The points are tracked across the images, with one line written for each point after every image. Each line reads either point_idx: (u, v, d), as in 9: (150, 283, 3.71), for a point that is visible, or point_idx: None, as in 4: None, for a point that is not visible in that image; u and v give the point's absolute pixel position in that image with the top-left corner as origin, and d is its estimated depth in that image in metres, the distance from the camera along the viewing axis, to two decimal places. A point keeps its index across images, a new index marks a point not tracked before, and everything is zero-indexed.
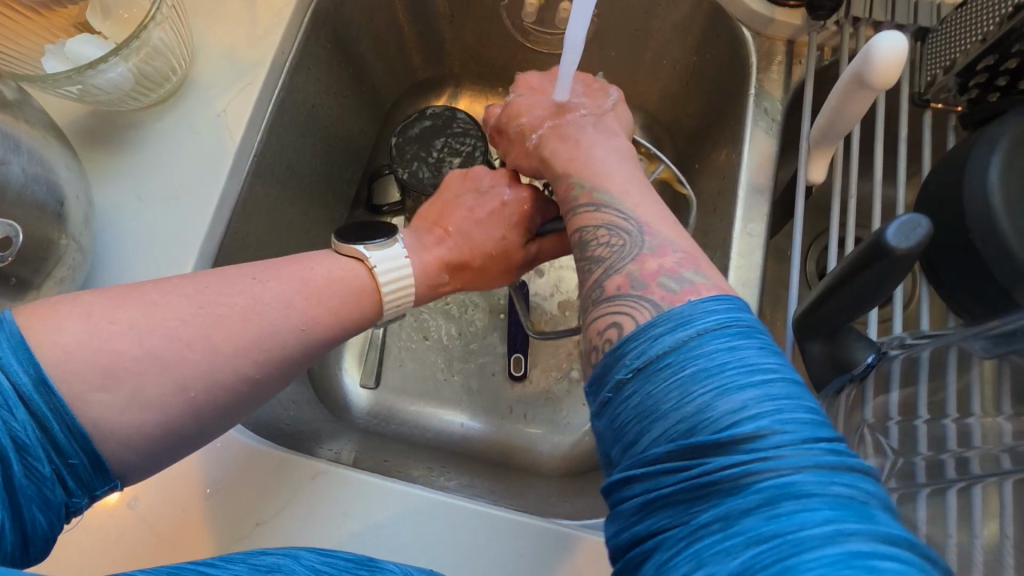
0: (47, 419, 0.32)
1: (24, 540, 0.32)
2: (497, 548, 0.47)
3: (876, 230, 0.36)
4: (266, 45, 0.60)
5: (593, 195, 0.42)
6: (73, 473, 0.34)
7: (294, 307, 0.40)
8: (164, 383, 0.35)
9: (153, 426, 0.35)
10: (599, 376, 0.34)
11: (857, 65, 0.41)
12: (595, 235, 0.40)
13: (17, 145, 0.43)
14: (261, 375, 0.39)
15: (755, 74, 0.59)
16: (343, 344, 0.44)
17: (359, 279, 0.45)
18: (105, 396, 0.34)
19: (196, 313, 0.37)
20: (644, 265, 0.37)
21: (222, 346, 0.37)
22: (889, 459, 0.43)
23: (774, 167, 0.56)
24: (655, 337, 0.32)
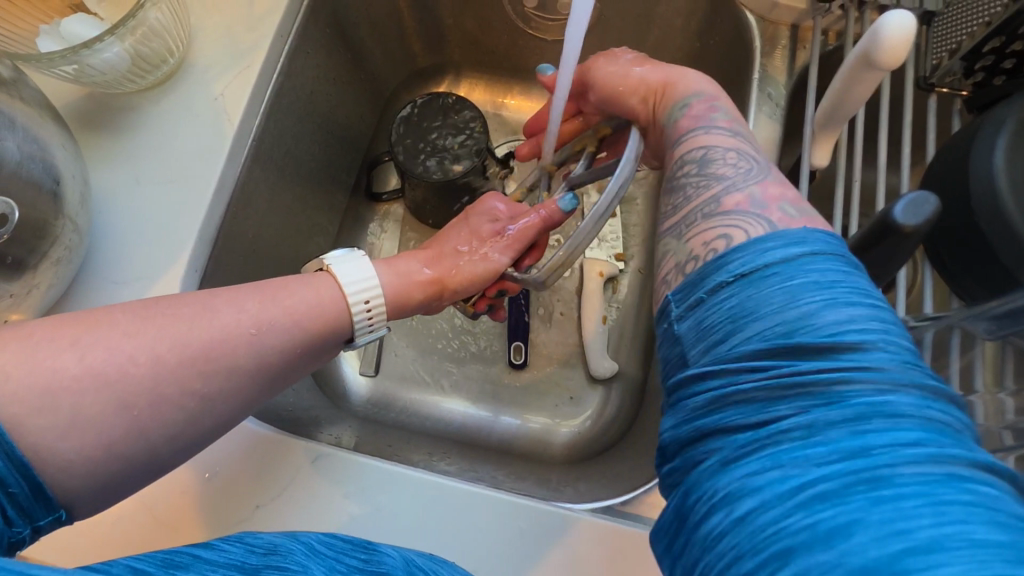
0: None
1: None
2: (497, 531, 0.47)
3: (882, 208, 0.35)
4: (264, 28, 0.59)
5: (702, 107, 0.42)
6: (15, 503, 0.30)
7: (246, 311, 0.39)
8: (106, 402, 0.32)
9: (93, 448, 0.32)
10: (710, 397, 0.30)
11: (864, 45, 0.41)
12: (721, 154, 0.39)
13: (12, 123, 0.43)
14: (211, 389, 0.36)
15: (759, 59, 0.58)
16: (303, 358, 0.42)
17: (327, 293, 0.44)
18: (44, 418, 0.30)
19: (134, 320, 0.35)
20: (766, 190, 0.36)
21: (166, 356, 0.35)
22: None
23: (777, 152, 0.56)
24: (803, 365, 0.28)
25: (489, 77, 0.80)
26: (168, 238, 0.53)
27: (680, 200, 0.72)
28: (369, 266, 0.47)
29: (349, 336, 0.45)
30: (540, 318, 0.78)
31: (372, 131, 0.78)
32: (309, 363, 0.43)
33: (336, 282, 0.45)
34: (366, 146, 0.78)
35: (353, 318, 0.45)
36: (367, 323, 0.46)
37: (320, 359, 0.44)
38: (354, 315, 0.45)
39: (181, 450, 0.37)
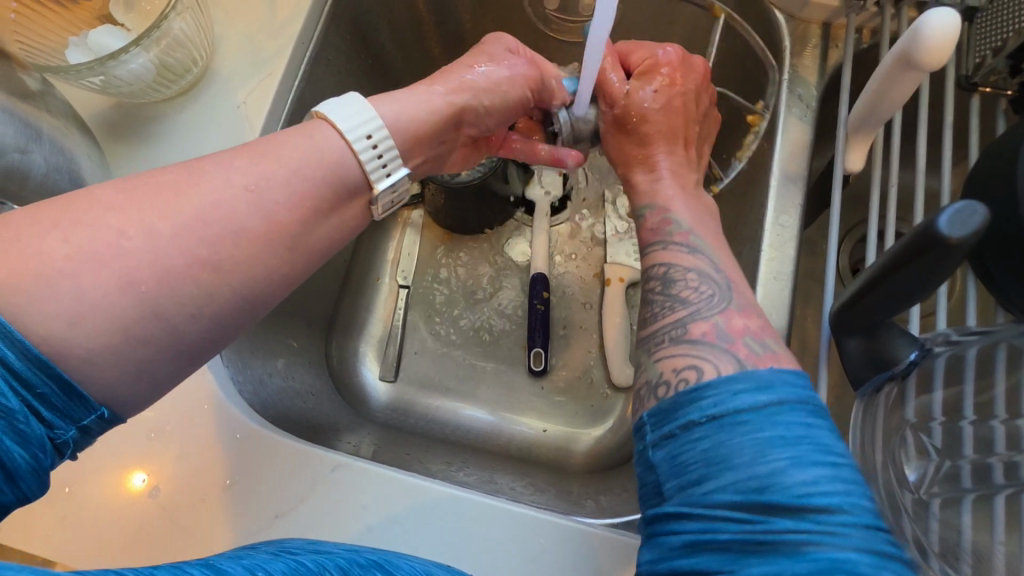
0: (1, 349, 0.29)
1: (8, 475, 0.31)
2: (518, 546, 0.46)
3: (926, 219, 0.34)
4: (286, 35, 0.59)
5: (687, 236, 0.45)
6: (47, 403, 0.32)
7: (233, 170, 0.37)
8: (105, 282, 0.32)
9: (109, 332, 0.32)
10: (660, 411, 0.36)
11: (904, 44, 0.39)
12: (684, 276, 0.42)
13: (38, 135, 0.43)
14: (218, 257, 0.35)
15: (789, 59, 0.56)
16: (322, 208, 0.39)
17: (324, 142, 0.40)
18: (49, 305, 0.31)
19: (124, 200, 0.34)
20: (731, 321, 0.39)
21: (161, 230, 0.34)
22: (934, 462, 0.41)
23: (808, 155, 0.54)
24: (734, 391, 0.34)
25: None
26: None
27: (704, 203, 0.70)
28: (365, 104, 0.41)
29: (367, 186, 0.41)
30: (561, 325, 0.77)
31: None
32: (330, 215, 0.40)
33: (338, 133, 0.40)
34: None
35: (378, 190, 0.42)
36: (380, 166, 0.42)
37: (343, 209, 0.41)
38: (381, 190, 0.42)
39: (211, 338, 0.37)
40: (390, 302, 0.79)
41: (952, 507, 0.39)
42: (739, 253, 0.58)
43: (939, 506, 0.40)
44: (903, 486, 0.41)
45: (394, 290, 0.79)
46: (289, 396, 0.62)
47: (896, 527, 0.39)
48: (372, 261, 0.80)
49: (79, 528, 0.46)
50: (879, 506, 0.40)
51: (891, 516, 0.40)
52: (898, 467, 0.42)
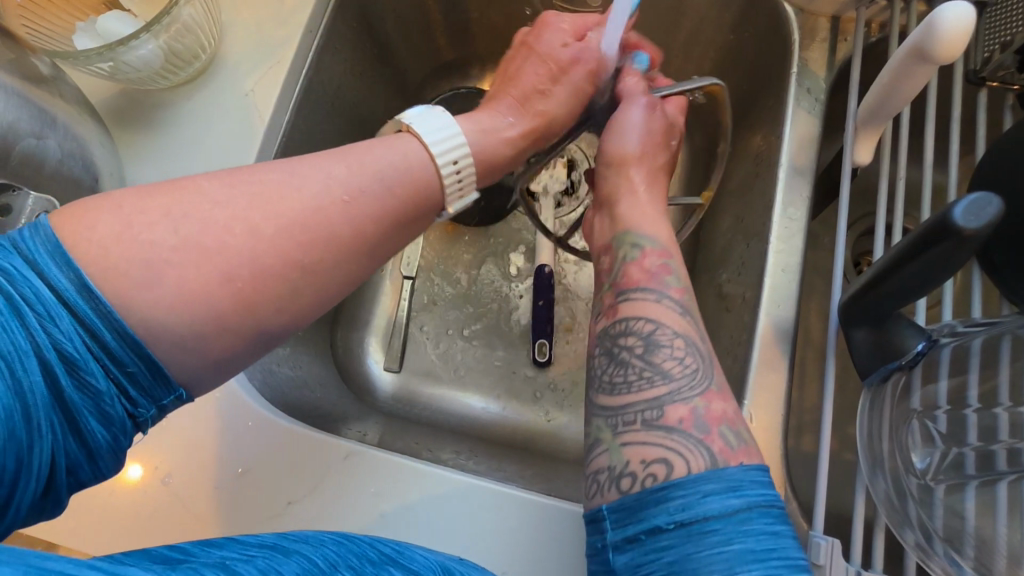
0: (95, 324, 0.30)
1: (89, 455, 0.33)
2: (529, 534, 0.46)
3: (941, 209, 0.35)
4: (294, 23, 0.59)
5: (683, 294, 0.46)
6: (134, 382, 0.32)
7: (334, 175, 0.37)
8: (208, 272, 0.33)
9: (201, 322, 0.33)
10: (625, 507, 0.38)
11: (917, 37, 0.39)
12: (670, 342, 0.44)
13: (52, 120, 0.43)
14: (312, 261, 0.36)
15: (798, 52, 0.57)
16: (399, 230, 0.40)
17: (415, 155, 0.41)
18: (148, 293, 0.31)
19: (227, 192, 0.35)
20: (710, 406, 0.41)
21: (263, 228, 0.34)
22: (939, 450, 0.41)
23: (816, 147, 0.54)
24: (703, 494, 0.37)
25: None
26: None
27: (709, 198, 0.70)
28: (450, 122, 0.43)
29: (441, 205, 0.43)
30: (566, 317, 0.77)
31: None
32: (404, 231, 0.41)
33: (419, 140, 0.42)
34: None
35: (443, 182, 0.42)
36: (457, 187, 0.43)
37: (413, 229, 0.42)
38: (446, 180, 0.42)
39: (286, 327, 0.37)
40: (395, 292, 0.79)
41: (955, 493, 0.40)
42: (746, 245, 0.59)
43: (944, 492, 0.40)
44: (908, 471, 0.41)
45: (399, 281, 0.79)
46: (297, 386, 0.62)
47: (902, 512, 0.40)
48: None
49: (93, 514, 0.47)
50: (886, 491, 0.41)
51: (896, 502, 0.41)
52: (905, 452, 0.42)
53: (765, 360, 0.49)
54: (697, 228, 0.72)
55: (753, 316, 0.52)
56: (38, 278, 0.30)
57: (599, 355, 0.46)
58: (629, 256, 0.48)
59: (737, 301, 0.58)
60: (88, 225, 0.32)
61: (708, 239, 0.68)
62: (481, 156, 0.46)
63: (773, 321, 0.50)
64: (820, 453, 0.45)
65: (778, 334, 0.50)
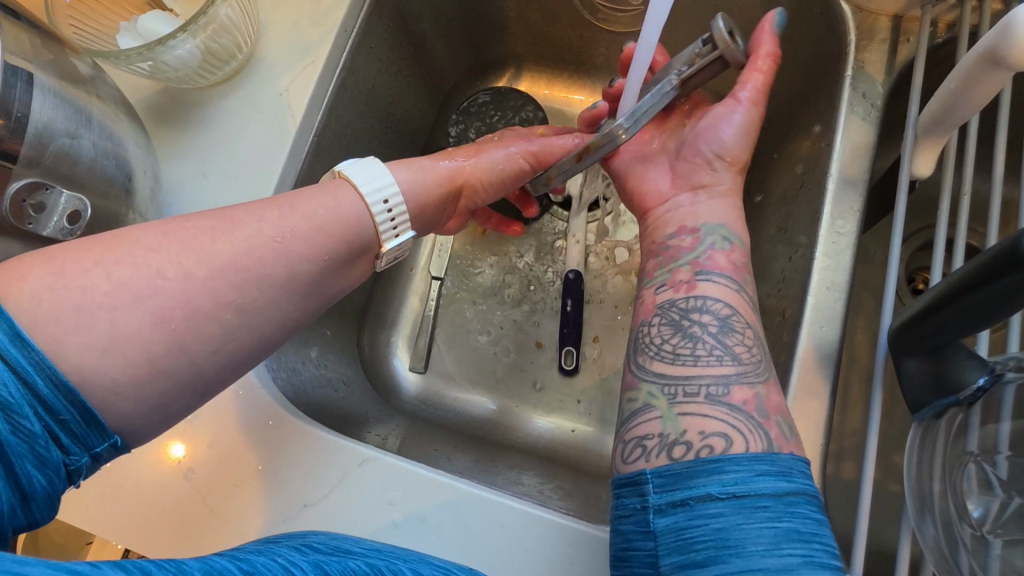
0: (28, 371, 0.31)
1: (23, 500, 0.32)
2: (543, 551, 0.45)
3: (1010, 236, 0.32)
4: (328, 22, 0.59)
5: (751, 287, 0.47)
6: (66, 429, 0.33)
7: (267, 222, 0.40)
8: (139, 318, 0.35)
9: (135, 366, 0.34)
10: (673, 473, 0.38)
11: (991, 40, 0.36)
12: (739, 326, 0.44)
13: (88, 120, 0.44)
14: (247, 301, 0.38)
15: (854, 53, 0.53)
16: (333, 269, 0.42)
17: (346, 200, 0.43)
18: (82, 338, 0.33)
19: (164, 242, 0.37)
20: (771, 396, 0.41)
21: (195, 272, 0.37)
22: (999, 498, 0.36)
23: (870, 157, 0.51)
24: (756, 472, 0.37)
25: (552, 71, 0.77)
26: None
27: (751, 208, 0.67)
28: (383, 169, 0.46)
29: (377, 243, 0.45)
30: (594, 326, 0.75)
31: (432, 126, 0.77)
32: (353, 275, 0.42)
33: (355, 189, 0.44)
34: (425, 139, 0.77)
35: (377, 227, 0.44)
36: (391, 226, 0.45)
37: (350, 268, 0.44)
38: (380, 225, 0.44)
39: (222, 369, 0.38)
40: (422, 293, 0.78)
41: (1014, 547, 0.35)
42: (788, 258, 0.56)
43: (1001, 546, 0.36)
44: (963, 519, 0.37)
45: (428, 281, 0.78)
46: (322, 385, 0.62)
47: (951, 561, 0.37)
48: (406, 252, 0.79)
49: (119, 504, 0.48)
50: (935, 537, 0.38)
51: (947, 552, 0.38)
52: (960, 499, 0.38)
53: (805, 385, 0.46)
54: None
55: (793, 335, 0.49)
56: None
57: (661, 322, 0.45)
58: (710, 236, 0.48)
59: (776, 318, 0.55)
60: (22, 277, 0.33)
61: (747, 251, 0.65)
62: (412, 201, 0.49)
63: (815, 343, 0.47)
64: (862, 490, 0.42)
65: (819, 357, 0.47)
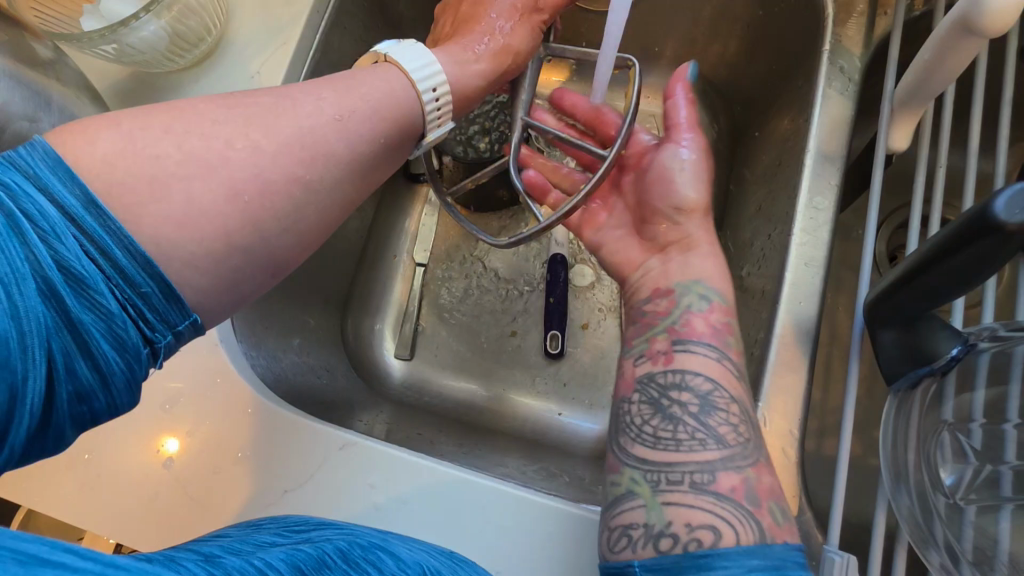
0: (105, 241, 0.31)
1: (102, 381, 0.32)
2: (527, 532, 0.45)
3: (982, 201, 0.32)
4: (299, 3, 0.57)
5: (740, 357, 0.46)
6: (149, 304, 0.32)
7: (325, 99, 0.39)
8: (212, 191, 0.34)
9: (211, 240, 0.34)
10: (662, 568, 0.38)
11: (964, 8, 0.36)
12: (723, 407, 0.43)
13: (48, 103, 0.43)
14: (315, 176, 0.37)
15: (832, 27, 0.52)
16: (393, 150, 0.42)
17: (397, 85, 0.41)
18: (158, 207, 0.32)
19: (229, 114, 0.36)
20: (761, 479, 0.41)
21: (263, 146, 0.36)
22: (972, 466, 0.38)
23: (848, 132, 0.50)
24: (747, 568, 0.37)
25: None
26: None
27: (732, 188, 0.67)
28: (428, 57, 0.43)
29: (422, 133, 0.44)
30: (578, 309, 0.75)
31: None
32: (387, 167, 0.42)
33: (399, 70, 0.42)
34: None
35: (424, 111, 0.43)
36: (436, 116, 0.44)
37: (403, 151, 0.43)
38: (427, 110, 0.43)
39: (289, 248, 0.38)
40: (407, 281, 0.77)
41: (988, 514, 0.37)
42: (768, 236, 0.55)
43: (974, 512, 0.37)
44: (936, 489, 0.38)
45: (412, 267, 0.78)
46: (304, 372, 0.62)
47: (926, 530, 0.37)
48: (389, 238, 0.78)
49: (99, 496, 0.48)
50: (910, 508, 0.38)
51: (921, 521, 0.38)
52: (933, 469, 0.39)
53: (784, 361, 0.46)
54: (718, 218, 0.68)
55: (772, 312, 0.49)
56: (41, 194, 0.30)
57: (641, 404, 0.45)
58: (691, 309, 0.47)
59: (757, 295, 0.55)
60: (91, 141, 0.32)
61: (729, 231, 0.65)
62: (460, 89, 0.46)
63: (794, 319, 0.47)
64: (839, 463, 0.42)
65: (798, 333, 0.47)
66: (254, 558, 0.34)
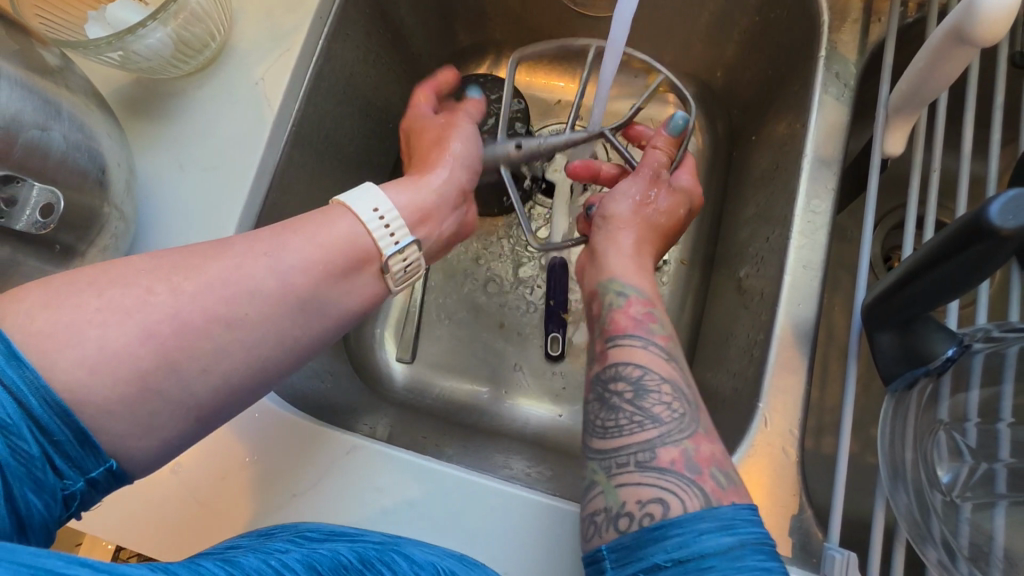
0: (23, 392, 0.32)
1: (19, 528, 0.32)
2: (535, 533, 0.46)
3: (974, 208, 0.33)
4: (304, 10, 0.58)
5: (667, 341, 0.48)
6: (62, 451, 0.34)
7: (266, 254, 0.41)
8: (129, 333, 0.35)
9: (125, 384, 0.35)
10: (623, 546, 0.39)
11: (957, 17, 0.37)
12: (653, 387, 0.45)
13: (58, 111, 0.44)
14: (236, 315, 0.38)
15: (826, 35, 0.54)
16: (320, 330, 0.43)
17: (346, 228, 0.44)
18: (71, 354, 0.33)
19: (155, 263, 0.38)
20: (699, 448, 0.42)
21: (188, 288, 0.38)
22: (968, 465, 0.39)
23: (844, 137, 0.51)
24: (699, 532, 0.37)
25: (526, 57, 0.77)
26: (202, 224, 0.53)
27: (730, 191, 0.68)
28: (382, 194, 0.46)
29: (376, 254, 0.45)
30: (576, 311, 0.76)
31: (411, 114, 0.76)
32: (342, 284, 0.43)
33: (358, 221, 0.44)
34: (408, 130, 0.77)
35: (379, 244, 0.45)
36: (388, 235, 0.45)
37: (354, 279, 0.44)
38: (381, 241, 0.45)
39: (224, 385, 0.38)
40: (408, 284, 0.78)
41: (983, 511, 0.38)
42: (766, 238, 0.56)
43: (970, 509, 0.38)
44: (933, 486, 0.39)
45: (413, 271, 0.78)
46: (307, 376, 0.62)
47: (924, 527, 0.39)
48: None
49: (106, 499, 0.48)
50: (908, 506, 0.39)
51: (919, 518, 0.39)
52: (931, 467, 0.40)
53: (784, 361, 0.47)
54: (716, 220, 0.69)
55: (772, 314, 0.50)
56: None
57: (592, 400, 0.47)
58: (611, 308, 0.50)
59: (755, 297, 0.56)
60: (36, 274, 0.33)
61: (727, 234, 0.66)
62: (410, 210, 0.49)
63: (793, 321, 0.48)
64: (838, 461, 0.43)
65: (797, 334, 0.48)
66: (271, 558, 0.35)
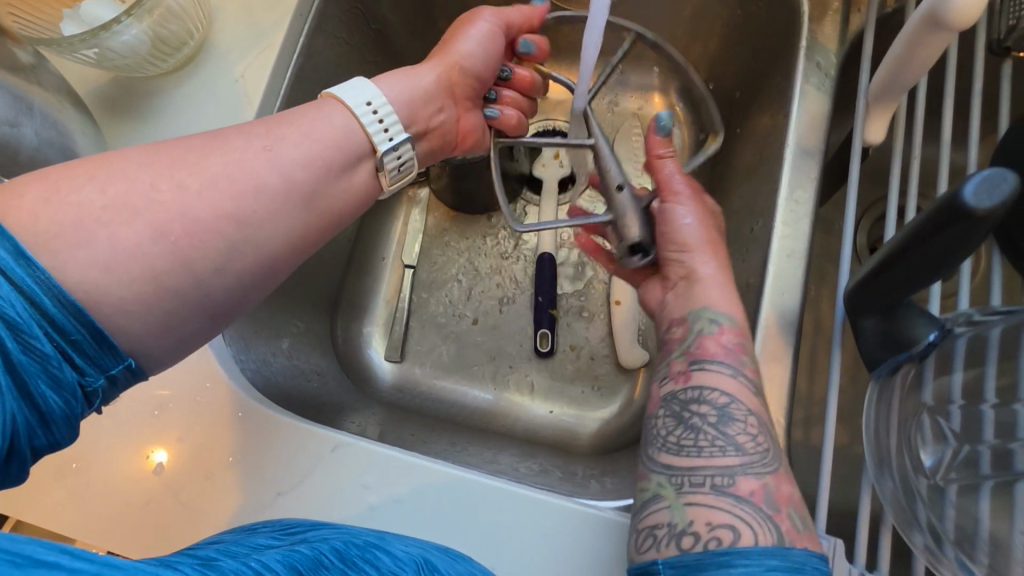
0: (36, 291, 0.31)
1: (41, 418, 0.33)
2: (523, 529, 0.45)
3: (952, 188, 0.33)
4: (283, 7, 0.57)
5: (754, 372, 0.44)
6: (79, 349, 0.33)
7: (259, 137, 0.40)
8: (139, 232, 0.34)
9: (141, 282, 0.34)
10: (684, 564, 0.37)
11: (932, 3, 0.37)
12: (736, 420, 0.41)
13: (28, 108, 0.44)
14: (246, 214, 0.38)
15: (807, 25, 0.54)
16: (327, 187, 0.42)
17: (338, 116, 0.43)
18: (84, 252, 0.33)
19: (150, 160, 0.37)
20: (779, 486, 0.39)
21: (190, 185, 0.36)
22: (952, 447, 0.39)
23: (826, 127, 0.51)
24: (766, 567, 0.35)
25: None
26: None
27: (716, 183, 0.68)
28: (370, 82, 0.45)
29: (371, 150, 0.44)
30: (564, 306, 0.75)
31: None
32: (342, 179, 0.43)
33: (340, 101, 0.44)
34: None
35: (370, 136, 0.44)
36: (383, 132, 0.44)
37: (353, 175, 0.44)
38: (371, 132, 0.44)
39: (237, 289, 0.39)
40: (395, 282, 0.77)
41: (968, 495, 0.38)
42: (752, 230, 0.57)
43: (956, 493, 0.38)
44: (919, 471, 0.39)
45: (400, 269, 0.78)
46: (294, 375, 0.62)
47: (910, 513, 0.38)
48: (377, 240, 0.78)
49: (87, 501, 0.47)
50: (893, 492, 0.39)
51: (904, 504, 0.39)
52: (915, 452, 0.40)
53: (769, 351, 0.47)
54: None
55: (757, 304, 0.50)
56: None
57: (664, 416, 0.43)
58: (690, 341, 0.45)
59: (741, 289, 0.56)
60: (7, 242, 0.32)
61: None
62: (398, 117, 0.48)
63: (778, 310, 0.48)
64: (824, 448, 0.43)
65: (782, 324, 0.48)
66: (249, 559, 0.34)
